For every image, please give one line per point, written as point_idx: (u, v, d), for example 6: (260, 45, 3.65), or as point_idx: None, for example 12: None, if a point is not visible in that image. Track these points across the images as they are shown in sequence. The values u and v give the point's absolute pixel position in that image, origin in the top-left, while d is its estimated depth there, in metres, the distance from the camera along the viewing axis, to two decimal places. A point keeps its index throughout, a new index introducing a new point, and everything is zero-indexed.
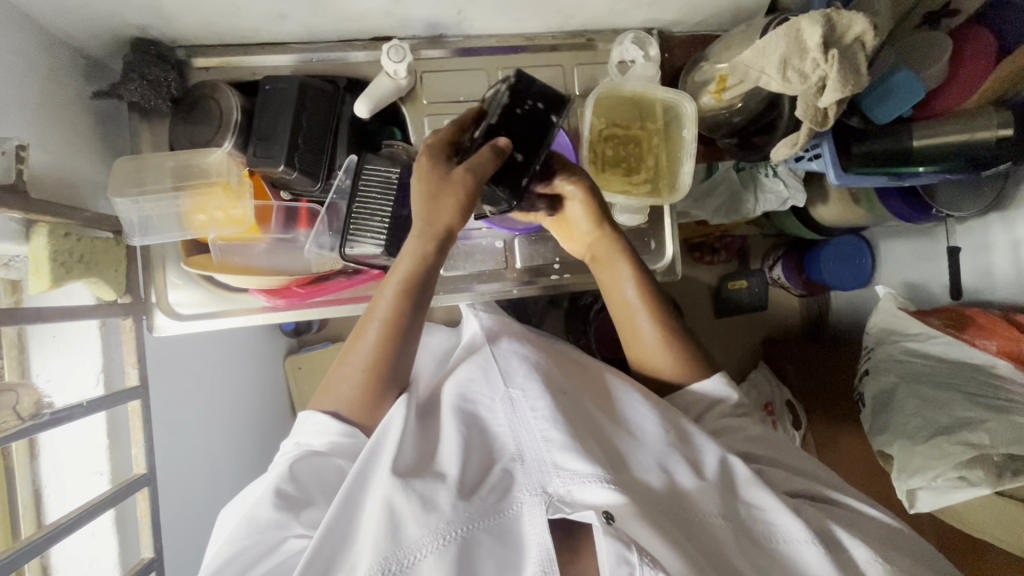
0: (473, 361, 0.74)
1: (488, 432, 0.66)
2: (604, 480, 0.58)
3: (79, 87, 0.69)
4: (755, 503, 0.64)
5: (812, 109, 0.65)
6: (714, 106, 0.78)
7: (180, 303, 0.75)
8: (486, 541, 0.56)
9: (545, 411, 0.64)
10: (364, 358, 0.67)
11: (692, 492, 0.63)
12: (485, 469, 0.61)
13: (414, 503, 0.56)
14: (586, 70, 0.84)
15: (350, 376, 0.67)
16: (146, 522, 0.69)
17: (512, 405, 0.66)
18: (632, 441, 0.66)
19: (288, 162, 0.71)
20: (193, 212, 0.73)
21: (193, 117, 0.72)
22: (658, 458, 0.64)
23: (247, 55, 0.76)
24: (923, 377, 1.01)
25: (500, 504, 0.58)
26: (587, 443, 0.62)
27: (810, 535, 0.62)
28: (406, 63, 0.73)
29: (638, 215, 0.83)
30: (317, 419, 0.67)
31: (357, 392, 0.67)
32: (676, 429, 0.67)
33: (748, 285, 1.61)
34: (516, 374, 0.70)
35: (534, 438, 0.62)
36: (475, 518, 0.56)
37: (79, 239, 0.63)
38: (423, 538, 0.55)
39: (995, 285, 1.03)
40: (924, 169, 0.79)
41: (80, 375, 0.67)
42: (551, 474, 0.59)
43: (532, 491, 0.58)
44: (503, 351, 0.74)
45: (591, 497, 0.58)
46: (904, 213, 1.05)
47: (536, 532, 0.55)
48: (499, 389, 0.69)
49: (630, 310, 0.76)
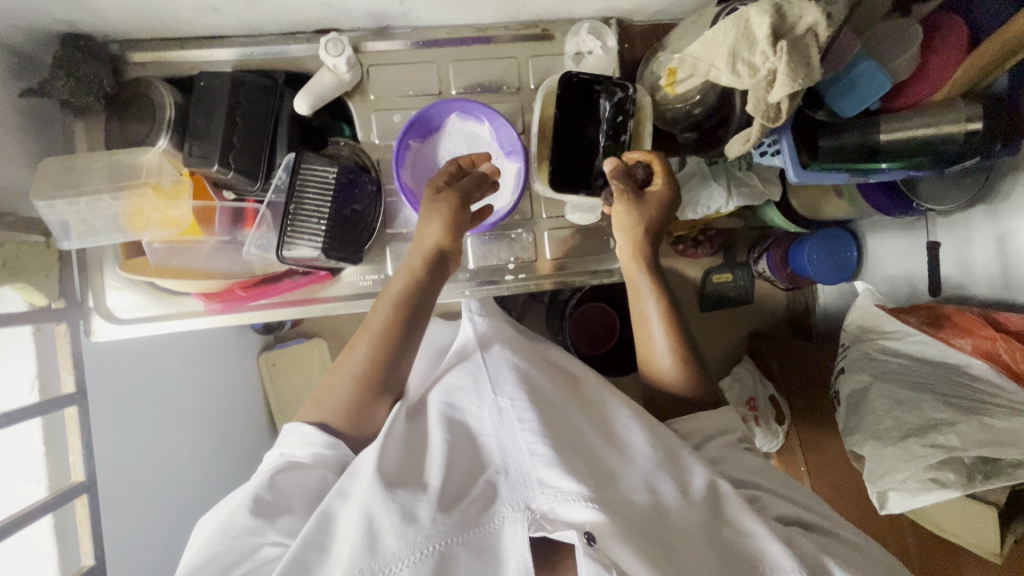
0: (466, 369, 0.74)
1: (476, 444, 0.66)
2: (586, 497, 0.57)
3: (5, 86, 0.65)
4: (743, 529, 0.61)
5: (763, 103, 0.61)
6: (671, 99, 0.74)
7: (119, 307, 0.73)
8: (464, 555, 0.55)
9: (531, 424, 0.64)
10: (354, 372, 0.69)
11: (679, 514, 0.60)
12: (470, 483, 0.61)
13: (394, 514, 0.56)
14: (542, 62, 0.81)
15: (337, 389, 0.69)
16: (84, 529, 0.69)
17: (502, 417, 0.66)
18: (621, 458, 0.65)
19: (223, 162, 0.69)
20: (129, 213, 0.71)
21: (128, 115, 0.71)
22: (645, 476, 0.63)
23: (184, 50, 0.73)
24: (898, 377, 0.99)
25: (481, 518, 0.57)
26: (575, 459, 0.62)
27: (799, 565, 0.58)
28: (346, 56, 0.70)
29: (591, 213, 0.80)
30: (302, 429, 0.67)
31: (344, 403, 0.68)
32: (665, 449, 0.66)
33: (733, 278, 1.60)
34: (505, 384, 0.70)
35: (520, 451, 0.62)
36: (454, 532, 0.56)
37: (1, 245, 0.61)
38: (399, 551, 0.54)
39: (975, 281, 1.00)
40: (888, 166, 0.76)
41: (13, 381, 0.64)
42: (535, 489, 0.59)
43: (515, 506, 0.58)
44: (494, 358, 0.75)
45: (572, 515, 0.57)
46: (884, 206, 1.02)
47: (516, 548, 0.55)
48: (488, 398, 0.69)
49: (645, 322, 0.77)
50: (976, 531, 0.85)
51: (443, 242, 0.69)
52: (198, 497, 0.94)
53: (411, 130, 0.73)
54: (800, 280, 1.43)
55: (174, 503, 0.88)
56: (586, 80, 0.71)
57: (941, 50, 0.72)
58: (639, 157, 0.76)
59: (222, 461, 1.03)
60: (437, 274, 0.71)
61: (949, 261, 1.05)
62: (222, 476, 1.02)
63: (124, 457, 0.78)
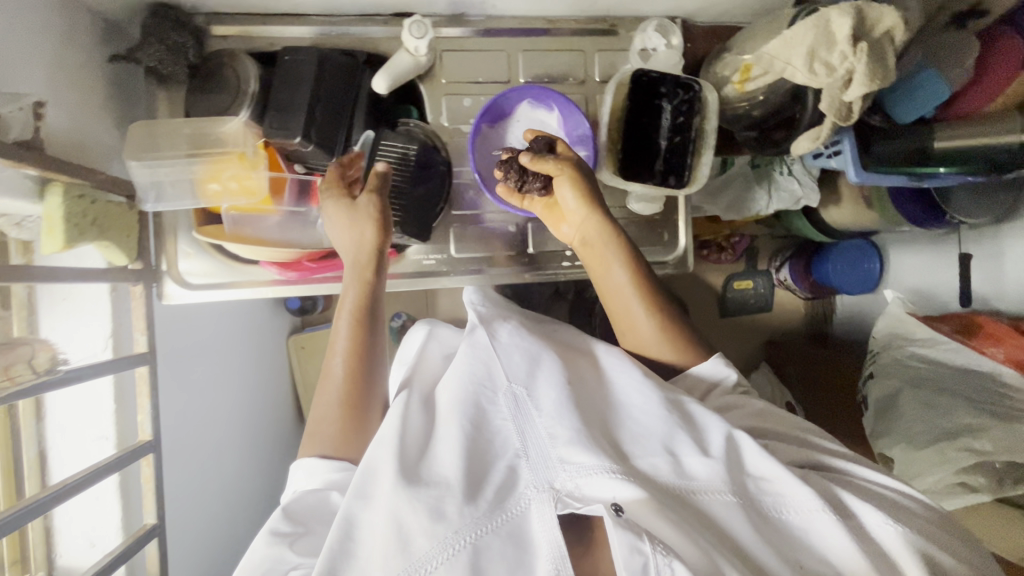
0: (468, 350, 0.66)
1: (490, 428, 0.58)
2: (612, 470, 0.52)
3: (95, 50, 0.67)
4: (760, 475, 0.57)
5: (837, 102, 0.64)
6: (735, 96, 0.78)
7: (191, 273, 0.75)
8: (497, 544, 0.50)
9: (549, 407, 0.58)
10: (336, 393, 0.64)
11: (704, 478, 0.55)
12: (490, 466, 0.55)
13: (421, 512, 0.51)
14: (607, 56, 0.83)
15: (326, 415, 0.63)
16: (149, 488, 0.69)
17: (515, 401, 0.59)
18: (635, 426, 0.59)
19: (305, 134, 0.70)
20: (205, 180, 0.71)
21: (208, 87, 0.72)
22: (664, 441, 0.57)
23: (266, 26, 0.75)
24: (929, 382, 0.99)
25: (507, 505, 0.52)
26: (596, 433, 0.56)
27: (823, 503, 0.54)
28: (428, 38, 0.72)
29: (654, 204, 0.81)
30: (303, 464, 0.61)
31: (337, 427, 0.62)
32: (681, 410, 0.60)
33: (753, 286, 1.52)
34: (515, 365, 0.62)
35: (538, 435, 0.57)
36: (484, 521, 0.50)
37: (93, 202, 0.62)
38: (432, 549, 0.49)
39: (1005, 294, 1.00)
40: (946, 170, 0.76)
41: (89, 338, 0.67)
42: (557, 468, 0.54)
43: (539, 488, 0.53)
44: (504, 343, 0.64)
45: (601, 491, 0.52)
46: (914, 216, 1.00)
47: (546, 530, 0.50)
48: (496, 377, 0.61)
49: (623, 295, 0.71)
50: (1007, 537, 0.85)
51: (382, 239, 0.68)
52: (229, 470, 0.94)
53: (484, 117, 0.76)
54: (821, 290, 1.40)
55: (213, 470, 0.89)
56: (655, 78, 0.76)
57: (997, 64, 0.74)
58: (698, 153, 0.77)
59: (256, 436, 1.03)
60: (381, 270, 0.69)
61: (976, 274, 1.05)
62: (252, 450, 1.02)
63: (176, 422, 0.79)
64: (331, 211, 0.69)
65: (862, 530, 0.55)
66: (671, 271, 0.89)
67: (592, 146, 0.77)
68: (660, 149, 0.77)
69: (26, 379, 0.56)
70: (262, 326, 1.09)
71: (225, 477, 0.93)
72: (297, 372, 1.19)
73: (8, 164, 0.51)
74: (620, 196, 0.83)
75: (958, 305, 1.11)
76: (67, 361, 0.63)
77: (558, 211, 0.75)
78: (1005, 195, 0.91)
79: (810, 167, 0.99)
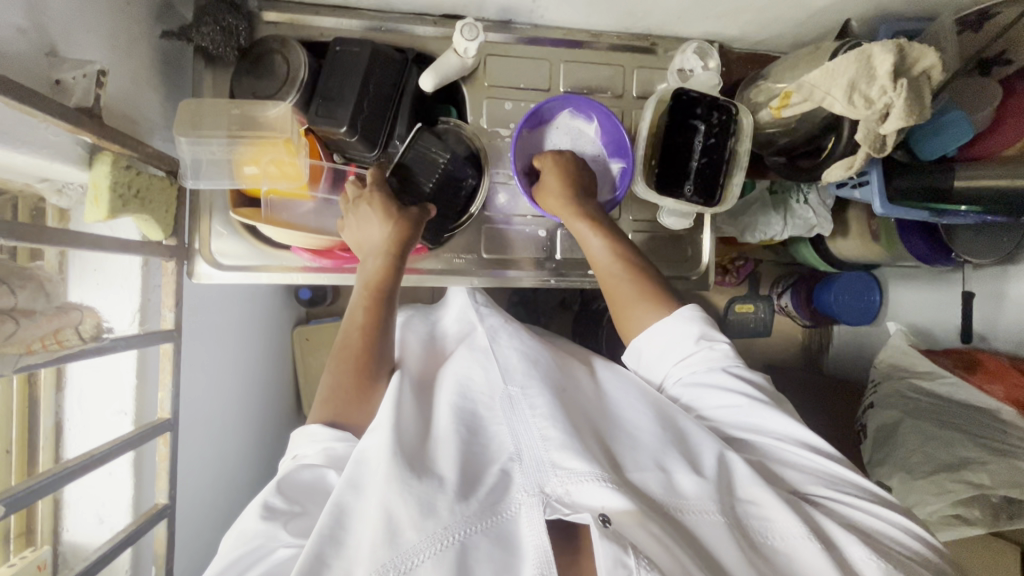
0: (470, 356, 0.71)
1: (484, 432, 0.60)
2: (603, 479, 0.51)
3: (149, 25, 0.68)
4: (750, 500, 0.56)
5: (872, 133, 0.66)
6: (770, 120, 0.79)
7: (223, 252, 0.75)
8: (485, 545, 0.48)
9: (544, 409, 0.59)
10: (348, 359, 0.65)
11: (693, 496, 0.55)
12: (483, 469, 0.55)
13: (414, 504, 0.49)
14: (646, 73, 0.85)
15: (340, 381, 0.64)
16: (163, 467, 0.68)
17: (511, 403, 0.61)
18: (628, 443, 0.60)
19: (351, 125, 0.71)
20: (242, 162, 0.70)
21: (257, 71, 0.72)
22: (655, 457, 0.58)
23: (318, 16, 0.76)
24: (929, 414, 0.97)
25: (498, 506, 0.50)
26: (589, 444, 0.56)
27: (808, 531, 0.54)
28: (478, 42, 0.73)
29: (686, 219, 0.83)
30: (308, 428, 0.60)
31: (347, 392, 0.64)
32: (673, 427, 0.61)
33: (754, 310, 1.45)
34: (514, 375, 0.65)
35: (532, 438, 0.56)
36: (474, 520, 0.49)
37: (138, 174, 0.63)
38: (421, 543, 0.47)
39: (1003, 336, 1.00)
40: (967, 208, 0.78)
41: (119, 310, 0.66)
42: (549, 473, 0.53)
43: (529, 491, 0.51)
44: (503, 345, 0.71)
45: (590, 499, 0.50)
46: (924, 254, 0.98)
47: (533, 534, 0.48)
48: (498, 388, 0.64)
49: (601, 267, 0.75)
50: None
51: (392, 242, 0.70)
52: (235, 456, 0.93)
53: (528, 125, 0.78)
54: (821, 320, 1.38)
55: (218, 457, 0.87)
56: (695, 98, 0.78)
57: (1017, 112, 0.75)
58: (729, 174, 0.79)
59: (260, 424, 1.01)
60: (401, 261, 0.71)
61: (978, 314, 1.04)
62: (257, 439, 1.00)
63: (194, 402, 0.78)
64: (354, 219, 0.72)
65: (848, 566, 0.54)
66: (693, 287, 0.90)
67: (629, 160, 0.79)
68: (693, 168, 0.78)
69: (74, 345, 0.53)
70: (274, 314, 1.08)
71: (229, 463, 0.91)
72: (301, 364, 1.16)
73: (66, 128, 0.52)
74: (650, 211, 0.86)
75: (956, 341, 1.10)
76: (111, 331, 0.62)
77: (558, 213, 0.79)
78: (1008, 237, 0.90)
79: (826, 198, 0.98)
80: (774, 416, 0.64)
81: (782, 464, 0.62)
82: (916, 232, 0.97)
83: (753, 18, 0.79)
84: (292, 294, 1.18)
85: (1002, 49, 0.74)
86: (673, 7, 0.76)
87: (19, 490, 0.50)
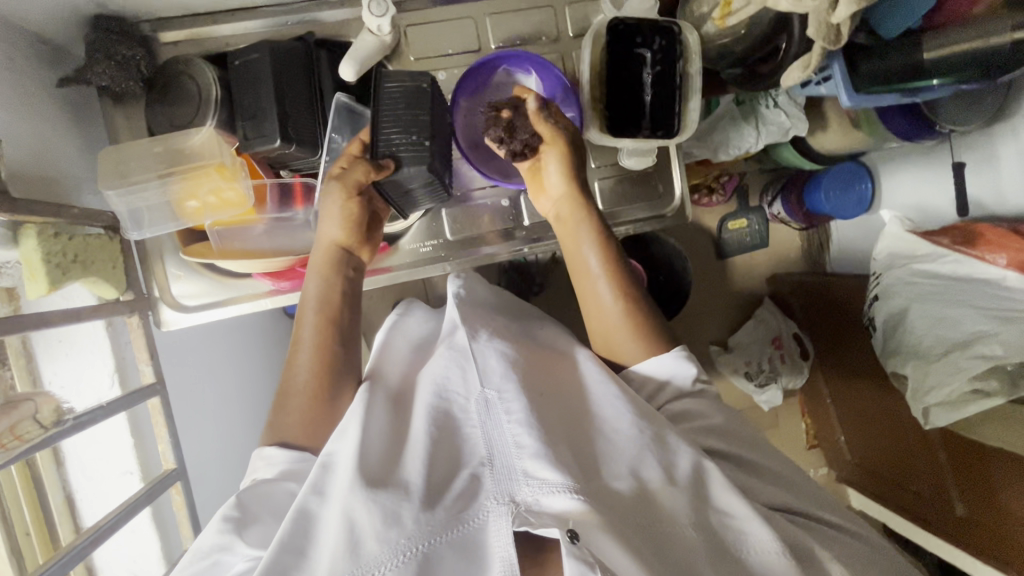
0: (447, 355, 0.63)
1: (459, 436, 0.56)
2: (571, 489, 0.49)
3: (41, 76, 0.63)
4: (724, 510, 0.54)
5: (824, 26, 0.61)
6: (716, 32, 0.74)
7: (184, 295, 0.72)
8: (448, 556, 0.47)
9: (520, 415, 0.54)
10: (302, 384, 0.61)
11: (664, 499, 0.53)
12: (453, 474, 0.52)
13: (377, 513, 0.48)
14: (579, 8, 0.79)
15: (290, 403, 0.60)
16: (183, 515, 0.69)
17: (488, 407, 0.56)
18: (604, 441, 0.56)
19: (284, 136, 0.67)
20: (182, 199, 0.68)
21: (169, 98, 0.68)
22: (630, 462, 0.54)
23: (217, 24, 0.70)
24: (931, 296, 0.96)
25: (465, 514, 0.49)
26: (563, 449, 0.53)
27: (782, 546, 0.52)
28: (389, 17, 0.68)
29: (647, 157, 0.78)
30: (265, 452, 0.58)
31: (299, 415, 0.60)
32: (652, 427, 0.56)
33: (747, 225, 1.43)
34: (491, 369, 0.59)
35: (505, 441, 0.53)
36: (439, 531, 0.48)
37: (70, 238, 0.60)
38: (384, 555, 0.46)
39: (1004, 201, 0.96)
40: (939, 82, 0.72)
41: (94, 376, 0.65)
42: (519, 482, 0.50)
43: (499, 500, 0.49)
44: (482, 344, 0.63)
45: (557, 507, 0.49)
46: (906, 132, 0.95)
47: (500, 545, 0.47)
48: (474, 388, 0.58)
49: (585, 275, 0.70)
50: (1017, 437, 0.85)
51: (343, 240, 0.66)
52: None
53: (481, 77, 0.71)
54: (816, 219, 1.34)
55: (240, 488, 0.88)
56: (634, 25, 0.72)
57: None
58: (685, 101, 0.74)
59: None
60: (354, 270, 0.67)
61: (971, 184, 1.01)
62: None
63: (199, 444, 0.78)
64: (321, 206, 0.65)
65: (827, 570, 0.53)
66: (670, 223, 0.87)
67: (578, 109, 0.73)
68: (646, 104, 0.74)
69: (36, 435, 0.53)
70: None
71: None
72: None
73: None
74: (612, 154, 0.82)
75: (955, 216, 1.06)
76: (72, 408, 0.60)
77: (540, 179, 0.73)
78: (992, 97, 0.85)
79: (795, 96, 0.93)
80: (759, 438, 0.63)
81: (772, 484, 0.60)
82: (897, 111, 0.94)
83: None
84: None
85: None
86: None
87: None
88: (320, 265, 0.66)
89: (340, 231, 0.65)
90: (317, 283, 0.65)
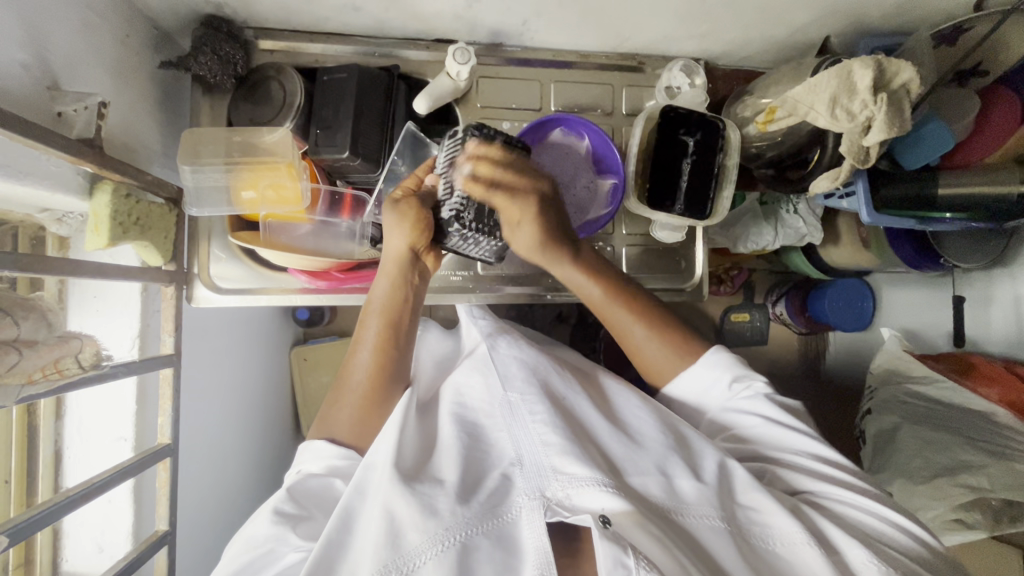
0: (472, 365, 0.74)
1: (486, 439, 0.64)
2: (603, 484, 0.55)
3: (148, 57, 0.70)
4: (749, 505, 0.60)
5: (856, 146, 0.67)
6: (756, 134, 0.82)
7: (220, 276, 0.77)
8: (486, 547, 0.52)
9: (544, 415, 0.63)
10: (360, 383, 0.67)
11: (692, 499, 0.59)
12: (484, 474, 0.59)
13: (415, 507, 0.53)
14: (635, 91, 0.87)
15: (345, 403, 0.66)
16: (163, 493, 0.68)
17: (512, 410, 0.65)
18: (631, 446, 0.63)
19: (352, 150, 0.73)
20: (240, 188, 0.71)
21: (255, 97, 0.74)
22: (657, 462, 0.61)
23: (312, 42, 0.78)
24: (927, 418, 0.94)
25: (499, 509, 0.55)
26: (587, 450, 0.60)
27: (808, 536, 0.57)
28: (469, 66, 0.74)
29: (678, 232, 0.84)
30: (315, 445, 0.64)
31: (354, 416, 0.65)
32: (675, 433, 0.65)
33: (750, 320, 1.40)
34: (513, 373, 0.70)
35: (532, 442, 0.61)
36: (475, 522, 0.53)
37: (138, 201, 0.64)
38: (423, 544, 0.51)
39: (995, 340, 0.99)
40: (952, 216, 0.78)
41: (118, 336, 0.67)
42: (550, 477, 0.57)
43: (530, 495, 0.56)
44: (501, 352, 0.73)
45: (589, 502, 0.55)
46: (911, 258, 0.99)
47: (534, 536, 0.53)
48: (498, 394, 0.68)
49: (602, 307, 0.75)
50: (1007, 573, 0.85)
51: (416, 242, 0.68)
52: (231, 481, 0.91)
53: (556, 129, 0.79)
54: (819, 326, 1.31)
55: (217, 478, 0.86)
56: (683, 115, 0.79)
57: (993, 124, 0.75)
58: (719, 188, 0.80)
59: (256, 447, 1.00)
60: (421, 277, 0.71)
61: (967, 317, 1.05)
62: (252, 461, 0.99)
63: (194, 425, 0.78)
64: (390, 217, 0.67)
65: (847, 567, 0.57)
66: (687, 297, 0.91)
67: (621, 174, 0.79)
68: (682, 187, 0.80)
69: (75, 373, 0.54)
70: (271, 336, 1.07)
71: (225, 488, 0.90)
72: (298, 385, 1.15)
73: (69, 159, 0.53)
74: (642, 224, 0.88)
75: (948, 347, 1.10)
76: (109, 357, 0.61)
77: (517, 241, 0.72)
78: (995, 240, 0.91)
79: (814, 207, 0.99)
80: (793, 434, 0.68)
81: (794, 472, 0.65)
82: (904, 237, 0.97)
83: (737, 38, 0.81)
84: (289, 315, 1.17)
85: (979, 61, 0.74)
86: (660, 27, 0.78)
87: (40, 510, 0.51)
88: (393, 272, 0.69)
89: (417, 239, 0.68)
90: (387, 286, 0.69)
